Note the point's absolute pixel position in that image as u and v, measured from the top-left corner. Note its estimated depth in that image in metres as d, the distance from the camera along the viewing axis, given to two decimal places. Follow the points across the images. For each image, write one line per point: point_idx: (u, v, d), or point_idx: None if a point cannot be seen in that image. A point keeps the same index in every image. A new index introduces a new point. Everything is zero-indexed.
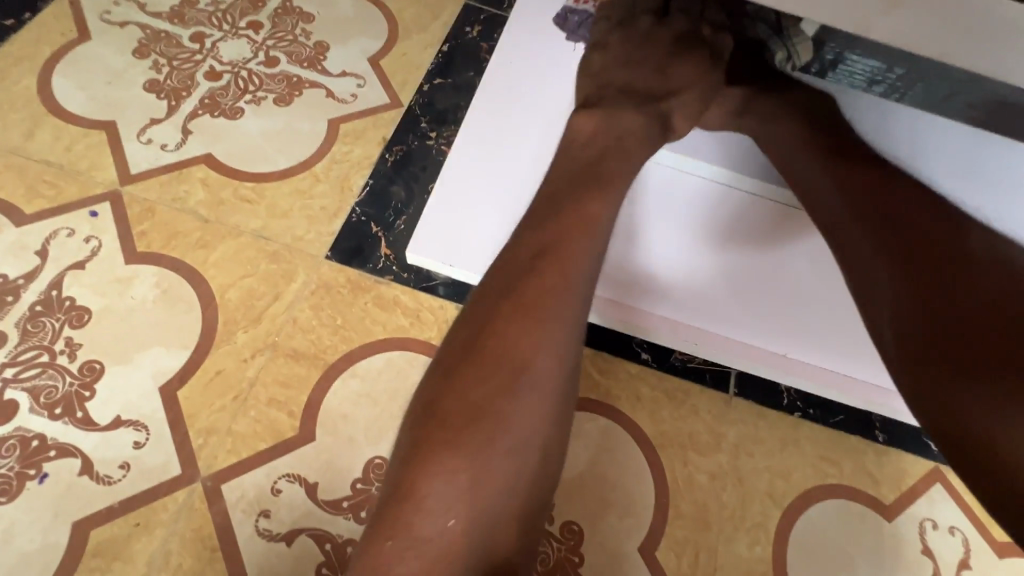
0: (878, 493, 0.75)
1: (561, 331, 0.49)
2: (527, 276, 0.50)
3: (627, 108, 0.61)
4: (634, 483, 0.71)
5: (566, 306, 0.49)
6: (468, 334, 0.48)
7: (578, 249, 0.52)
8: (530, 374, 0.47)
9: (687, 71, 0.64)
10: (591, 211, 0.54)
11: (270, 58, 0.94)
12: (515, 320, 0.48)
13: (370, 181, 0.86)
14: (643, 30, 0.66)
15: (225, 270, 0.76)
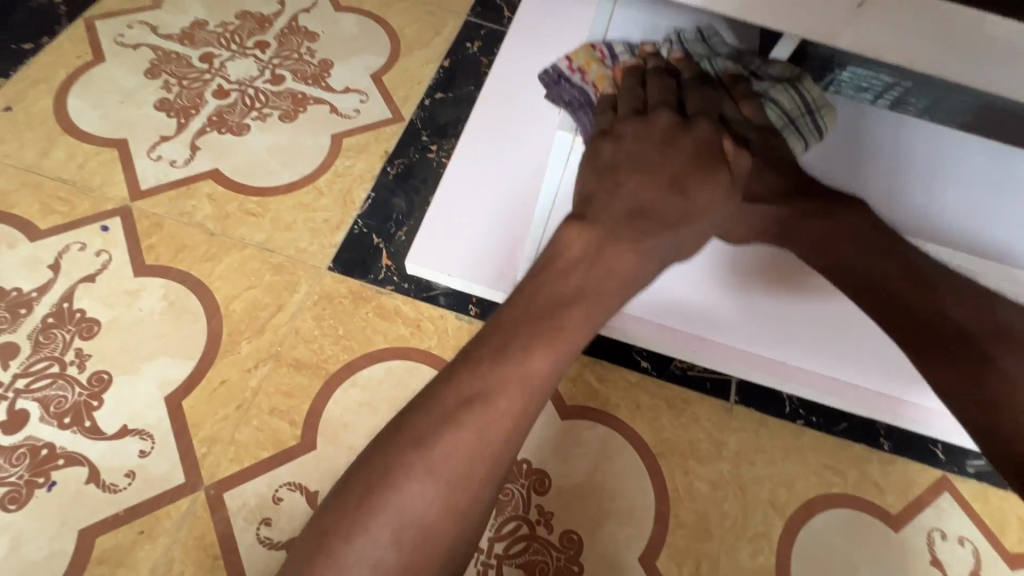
0: (884, 502, 0.74)
1: (464, 497, 0.37)
2: (441, 425, 0.38)
3: (629, 244, 0.46)
4: (633, 491, 0.71)
5: (475, 468, 0.38)
6: (382, 467, 0.37)
7: (511, 405, 0.39)
8: (408, 548, 0.36)
9: (710, 192, 0.48)
10: (538, 360, 0.40)
11: (276, 76, 0.97)
12: (432, 466, 0.37)
13: (372, 194, 0.88)
14: (655, 135, 0.49)
15: (230, 281, 0.78)
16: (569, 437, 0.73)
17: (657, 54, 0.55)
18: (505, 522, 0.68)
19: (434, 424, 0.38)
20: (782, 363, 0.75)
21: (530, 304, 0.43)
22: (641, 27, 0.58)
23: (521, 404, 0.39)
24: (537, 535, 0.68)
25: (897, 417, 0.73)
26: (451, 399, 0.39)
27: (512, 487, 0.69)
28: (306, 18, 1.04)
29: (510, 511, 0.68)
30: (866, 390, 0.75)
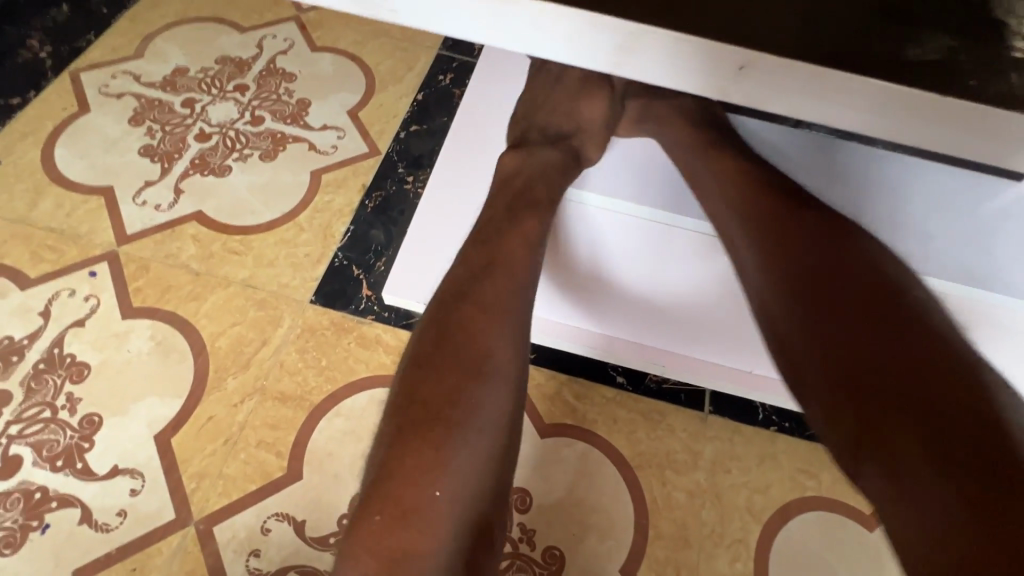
0: (858, 503, 0.76)
1: (513, 324, 0.50)
2: (466, 299, 0.50)
3: (546, 149, 0.62)
4: (612, 505, 0.73)
5: (514, 303, 0.51)
6: (434, 333, 0.48)
7: (520, 258, 0.54)
8: (491, 373, 0.46)
9: (593, 107, 0.64)
10: (527, 226, 0.56)
11: (256, 117, 1.01)
12: (478, 320, 0.49)
13: (351, 227, 0.91)
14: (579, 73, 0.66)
15: (215, 319, 0.81)
16: (549, 455, 0.75)
17: None
18: None
19: (460, 302, 0.50)
20: (753, 373, 0.76)
21: (501, 213, 0.57)
22: None
23: (528, 256, 0.54)
24: (520, 552, 0.70)
25: None
26: (462, 286, 0.51)
27: None
28: (284, 59, 1.09)
29: None
30: None
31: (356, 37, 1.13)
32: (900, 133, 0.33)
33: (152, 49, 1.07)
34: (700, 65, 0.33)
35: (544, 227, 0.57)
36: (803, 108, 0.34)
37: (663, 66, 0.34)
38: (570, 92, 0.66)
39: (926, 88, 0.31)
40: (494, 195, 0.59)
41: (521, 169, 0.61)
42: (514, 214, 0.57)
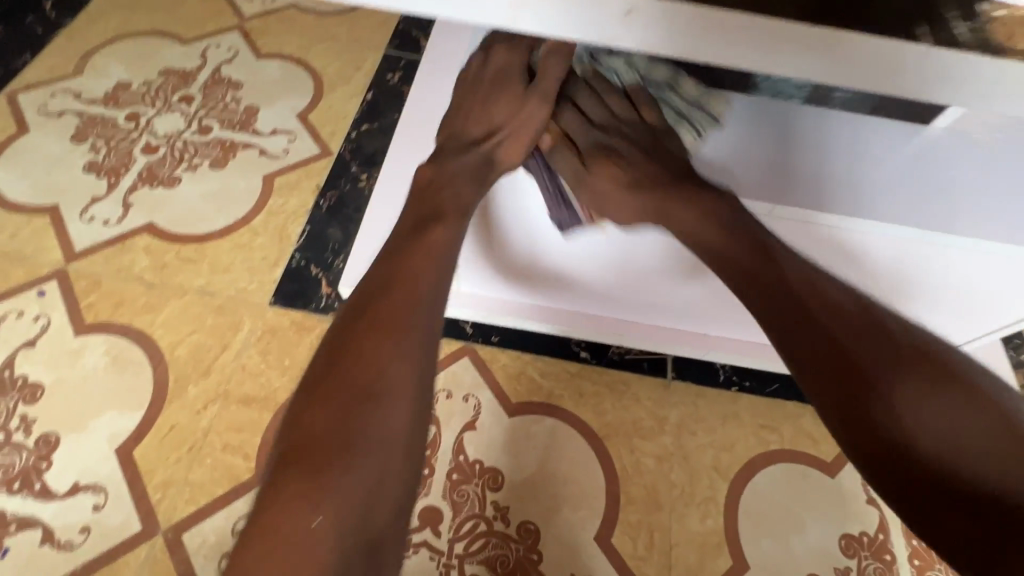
0: (819, 452, 0.79)
1: (411, 345, 0.49)
2: (364, 319, 0.50)
3: (460, 153, 0.61)
4: (583, 475, 0.74)
5: (412, 322, 0.50)
6: (331, 352, 0.49)
7: (421, 270, 0.54)
8: (386, 396, 0.46)
9: (505, 110, 0.62)
10: (431, 241, 0.56)
11: (203, 127, 1.00)
12: (369, 336, 0.49)
13: (307, 227, 0.91)
14: (494, 69, 0.63)
15: (172, 328, 0.80)
16: (518, 433, 0.76)
17: None
18: (463, 521, 0.70)
19: (358, 320, 0.50)
20: (705, 335, 0.80)
21: (403, 234, 0.57)
22: None
23: (429, 270, 0.54)
24: (495, 530, 0.70)
25: None
26: (362, 306, 0.51)
27: (466, 487, 0.72)
28: (229, 68, 1.08)
29: (466, 511, 0.71)
30: None
31: (302, 41, 1.13)
32: (770, 62, 0.38)
33: (92, 65, 1.05)
34: (589, 12, 0.37)
35: (449, 241, 0.56)
36: (683, 46, 0.38)
37: (556, 15, 0.38)
38: (494, 89, 0.62)
39: (784, 17, 0.36)
40: (409, 210, 0.59)
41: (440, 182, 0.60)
42: (419, 228, 0.57)
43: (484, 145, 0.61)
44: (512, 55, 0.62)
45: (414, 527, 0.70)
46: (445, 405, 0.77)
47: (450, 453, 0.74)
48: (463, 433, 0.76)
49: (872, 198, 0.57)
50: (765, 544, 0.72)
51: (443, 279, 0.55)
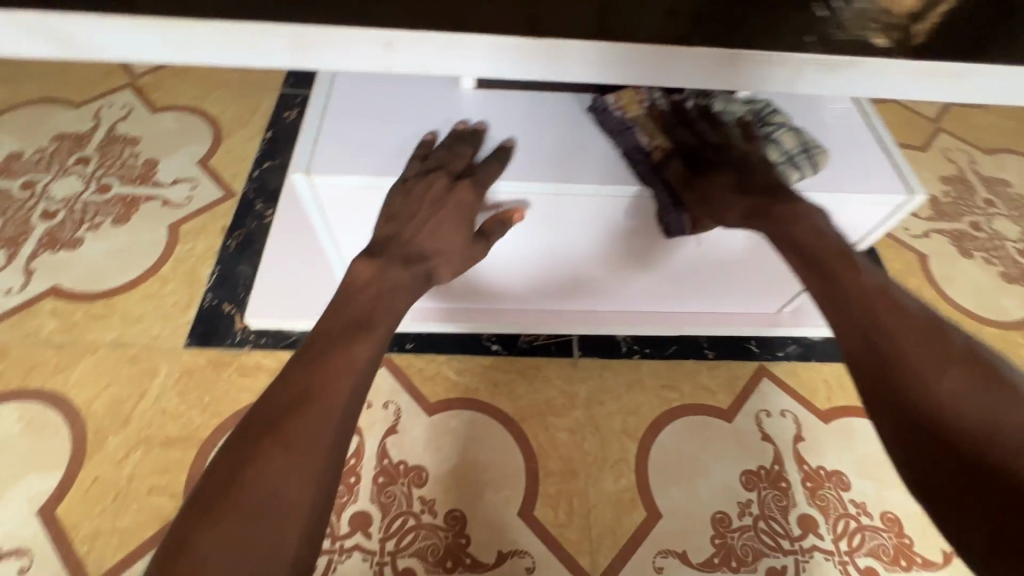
0: (716, 401, 0.87)
1: (316, 473, 0.41)
2: (270, 433, 0.41)
3: (399, 264, 0.55)
4: (503, 457, 0.79)
5: (318, 446, 0.42)
6: (223, 468, 0.40)
7: (341, 387, 0.45)
8: (271, 534, 0.38)
9: (449, 236, 0.57)
10: (356, 349, 0.47)
11: (103, 185, 1.02)
12: (266, 459, 0.40)
13: (217, 267, 0.94)
14: (456, 199, 0.57)
15: (86, 385, 0.81)
16: (439, 430, 0.81)
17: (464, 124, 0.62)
18: (393, 520, 0.74)
19: (265, 433, 0.42)
20: (593, 311, 0.90)
21: (331, 329, 0.49)
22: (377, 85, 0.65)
23: (351, 384, 0.45)
24: (424, 522, 0.74)
25: (697, 325, 0.90)
26: (272, 415, 0.42)
27: (393, 488, 0.76)
28: (124, 125, 1.10)
29: (395, 510, 0.75)
30: (676, 314, 0.91)
31: (196, 91, 1.17)
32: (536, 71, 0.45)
33: None
34: (360, 51, 0.42)
35: (377, 355, 0.49)
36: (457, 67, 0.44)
37: (332, 56, 0.42)
38: (456, 217, 0.57)
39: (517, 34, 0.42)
40: (336, 306, 0.51)
41: (373, 289, 0.53)
42: (349, 333, 0.49)
43: (426, 265, 0.57)
44: (477, 191, 0.58)
45: (346, 534, 0.73)
46: (367, 414, 0.81)
47: (375, 459, 0.78)
48: (386, 439, 0.80)
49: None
50: (674, 492, 0.79)
51: (366, 388, 0.47)
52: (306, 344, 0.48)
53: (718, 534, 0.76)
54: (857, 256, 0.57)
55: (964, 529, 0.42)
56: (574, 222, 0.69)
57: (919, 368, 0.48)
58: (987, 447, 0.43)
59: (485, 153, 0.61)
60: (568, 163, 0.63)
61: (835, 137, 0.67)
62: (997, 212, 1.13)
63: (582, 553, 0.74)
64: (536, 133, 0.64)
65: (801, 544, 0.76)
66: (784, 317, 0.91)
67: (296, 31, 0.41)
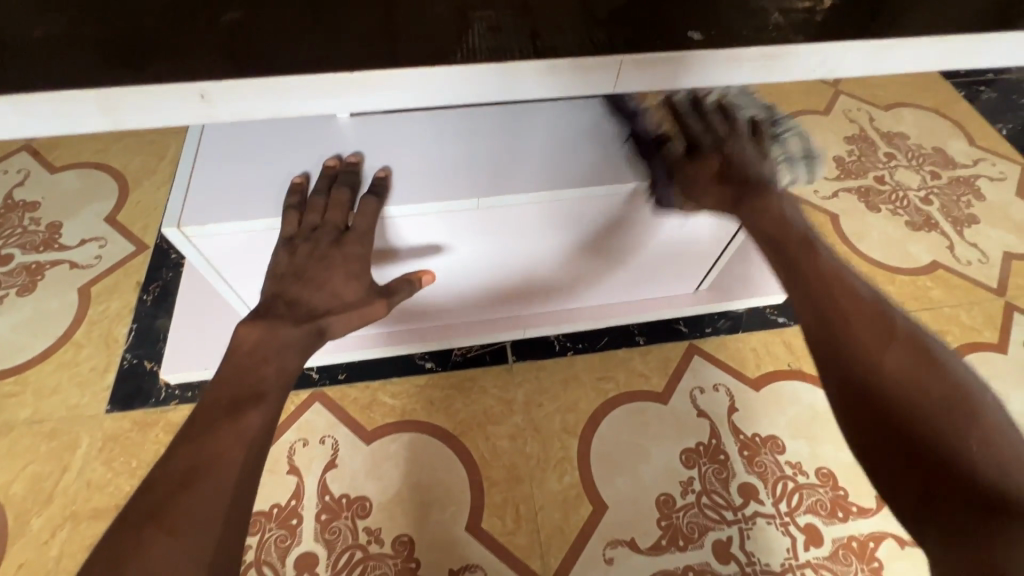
0: (651, 385, 0.88)
1: (208, 552, 0.41)
2: (152, 521, 0.41)
3: (289, 321, 0.56)
4: (447, 474, 0.79)
5: (210, 523, 0.42)
6: (104, 564, 0.40)
7: (232, 458, 0.46)
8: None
9: (342, 285, 0.59)
10: (245, 419, 0.49)
11: (4, 257, 0.97)
12: (151, 545, 0.40)
13: (134, 325, 0.91)
14: (344, 251, 0.58)
15: (3, 469, 0.77)
16: (379, 456, 0.80)
17: (342, 161, 0.62)
18: (340, 555, 0.73)
19: (146, 521, 0.41)
20: (519, 317, 0.90)
21: (218, 402, 0.50)
22: (250, 128, 0.64)
23: (241, 454, 0.47)
24: (371, 553, 0.74)
25: (621, 315, 0.91)
26: (156, 500, 0.43)
27: (337, 524, 0.75)
28: (22, 191, 1.06)
29: (341, 545, 0.74)
30: (602, 306, 0.92)
31: (97, 145, 1.13)
32: (393, 101, 0.41)
33: None
34: (181, 106, 0.38)
35: (268, 422, 0.50)
36: (306, 107, 0.40)
37: (148, 117, 0.39)
38: (345, 269, 0.58)
39: (339, 53, 0.39)
40: (222, 379, 0.52)
41: (260, 353, 0.54)
42: (235, 404, 0.50)
43: (319, 320, 0.57)
44: (365, 244, 0.59)
45: None
46: (304, 453, 0.80)
47: (316, 497, 0.77)
48: (326, 474, 0.79)
49: (609, 167, 0.65)
50: (617, 481, 0.80)
51: (258, 457, 0.48)
52: (189, 423, 0.49)
53: (664, 516, 0.78)
54: (812, 235, 0.59)
55: (903, 493, 0.42)
56: (521, 230, 0.69)
57: (860, 325, 0.48)
58: (923, 401, 0.43)
59: (363, 192, 0.60)
60: (488, 176, 0.63)
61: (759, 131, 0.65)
62: (899, 163, 1.19)
63: (533, 558, 0.74)
64: (423, 150, 0.64)
65: (744, 513, 0.78)
66: (704, 295, 0.93)
67: (104, 94, 0.37)
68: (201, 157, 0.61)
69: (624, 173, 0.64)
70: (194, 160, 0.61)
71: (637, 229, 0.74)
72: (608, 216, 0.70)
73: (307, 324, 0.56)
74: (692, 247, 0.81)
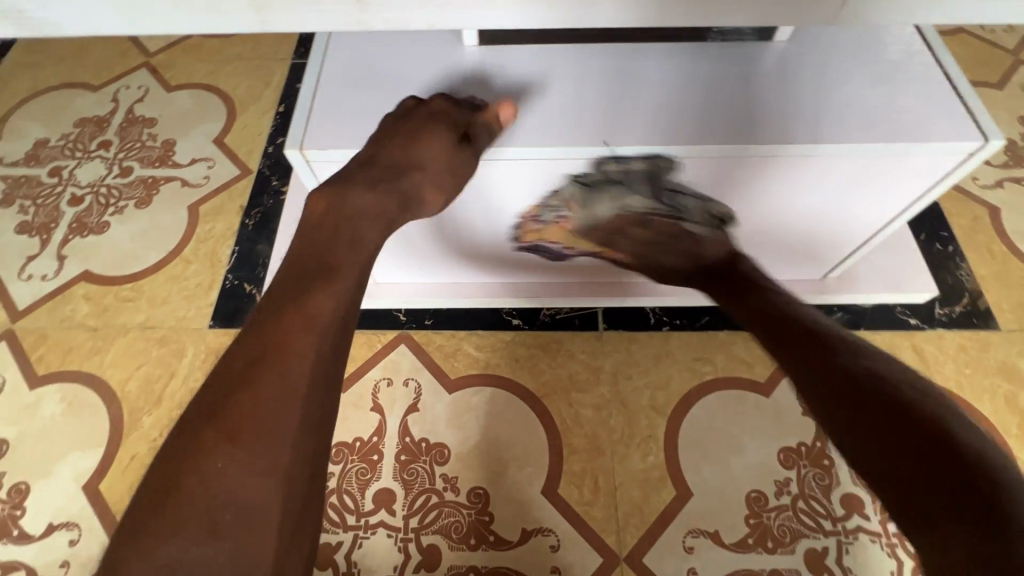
0: (752, 374, 0.81)
1: (280, 448, 0.42)
2: (218, 416, 0.42)
3: (364, 183, 0.54)
4: (527, 434, 0.77)
5: (275, 416, 0.43)
6: (174, 460, 0.41)
7: (297, 347, 0.45)
8: (241, 513, 0.40)
9: (432, 148, 0.56)
10: (315, 302, 0.48)
11: (124, 169, 1.02)
12: (219, 442, 0.41)
13: (236, 247, 0.93)
14: (430, 111, 0.56)
15: (121, 366, 0.84)
16: (460, 406, 0.79)
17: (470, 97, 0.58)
18: (416, 497, 0.74)
19: (210, 419, 0.42)
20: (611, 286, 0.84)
21: (287, 285, 0.49)
22: (376, 53, 0.60)
23: (311, 341, 0.46)
24: (447, 500, 0.74)
25: None
26: (218, 399, 0.43)
27: (416, 466, 0.76)
28: (141, 107, 1.10)
29: (418, 487, 0.75)
30: None
31: (210, 66, 1.14)
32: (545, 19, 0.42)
33: (8, 129, 1.08)
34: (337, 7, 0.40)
35: (338, 303, 0.49)
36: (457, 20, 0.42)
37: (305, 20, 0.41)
38: (432, 134, 0.55)
39: None
40: (297, 255, 0.51)
41: (332, 218, 0.52)
42: (301, 290, 0.48)
43: (396, 182, 0.55)
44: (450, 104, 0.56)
45: (370, 510, 0.74)
46: (387, 392, 0.81)
47: (397, 436, 0.78)
48: (408, 416, 0.79)
49: (764, 122, 0.56)
50: (706, 469, 0.75)
51: (331, 351, 0.47)
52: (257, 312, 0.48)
53: (754, 513, 0.72)
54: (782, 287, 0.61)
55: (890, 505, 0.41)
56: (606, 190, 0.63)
57: (835, 363, 0.49)
58: (907, 422, 0.43)
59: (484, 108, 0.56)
60: (611, 122, 0.56)
61: (903, 170, 0.58)
62: None
63: (608, 532, 0.72)
64: (547, 93, 0.58)
65: (845, 525, 0.72)
66: (830, 284, 0.83)
67: None
68: (323, 79, 0.59)
69: (783, 132, 0.55)
70: (316, 80, 0.59)
71: (762, 193, 0.63)
72: (730, 175, 0.60)
73: (376, 185, 0.54)
74: (827, 228, 0.71)
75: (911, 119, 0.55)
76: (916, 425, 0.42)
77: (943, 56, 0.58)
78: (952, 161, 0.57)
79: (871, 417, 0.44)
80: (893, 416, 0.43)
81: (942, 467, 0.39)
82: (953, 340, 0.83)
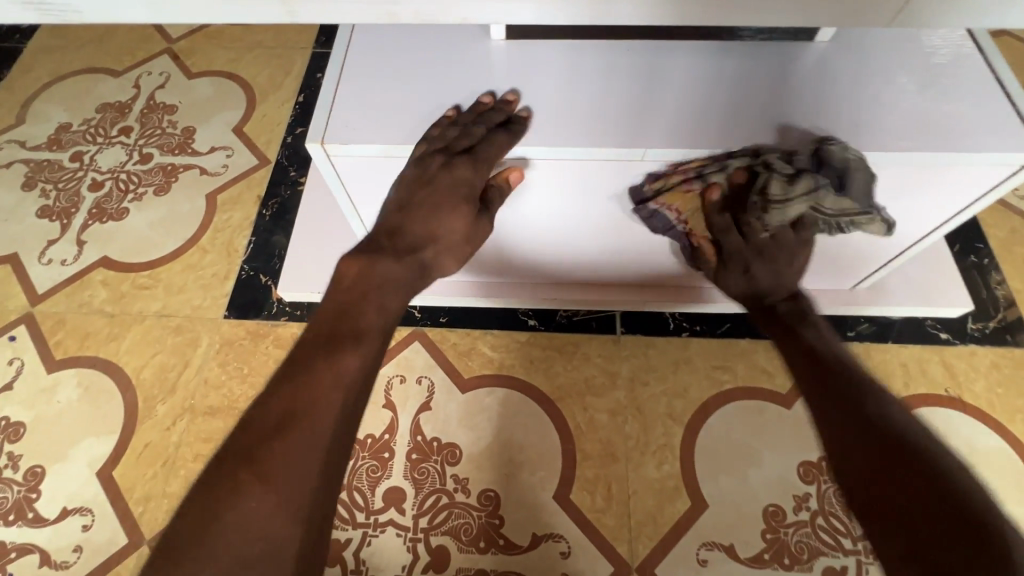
0: (774, 385, 0.78)
1: (306, 506, 0.42)
2: (248, 464, 0.42)
3: (391, 255, 0.55)
4: (540, 437, 0.76)
5: (302, 471, 0.42)
6: (201, 505, 0.40)
7: (327, 403, 0.45)
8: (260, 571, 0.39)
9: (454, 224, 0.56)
10: (344, 361, 0.47)
11: (144, 155, 1.02)
12: (247, 490, 0.41)
13: (252, 237, 0.93)
14: (451, 179, 0.55)
15: (136, 354, 0.84)
16: (473, 406, 0.78)
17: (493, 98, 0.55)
18: (426, 497, 0.73)
19: (240, 467, 0.42)
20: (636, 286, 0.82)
21: (316, 339, 0.49)
22: (399, 45, 0.59)
23: (339, 399, 0.46)
24: (457, 501, 0.73)
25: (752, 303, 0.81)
26: (247, 446, 0.43)
27: (427, 465, 0.75)
28: (163, 93, 1.09)
29: (428, 487, 0.74)
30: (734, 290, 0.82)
31: (231, 54, 1.14)
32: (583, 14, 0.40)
33: (31, 112, 1.08)
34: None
35: (366, 365, 0.49)
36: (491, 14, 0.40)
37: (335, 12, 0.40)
38: (452, 203, 0.56)
39: None
40: (323, 315, 0.51)
41: (359, 286, 0.53)
42: (332, 346, 0.48)
43: (420, 255, 0.56)
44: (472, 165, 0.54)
45: (380, 508, 0.73)
46: (400, 389, 0.80)
47: (408, 434, 0.77)
48: (420, 414, 0.78)
49: (799, 128, 0.54)
50: (722, 480, 0.73)
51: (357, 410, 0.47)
52: (286, 361, 0.48)
53: (771, 528, 0.71)
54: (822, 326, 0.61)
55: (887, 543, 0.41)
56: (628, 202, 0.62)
57: (853, 408, 0.50)
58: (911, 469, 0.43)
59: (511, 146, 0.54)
60: (640, 123, 0.54)
61: (945, 180, 0.56)
62: None
63: (620, 541, 0.71)
64: (575, 91, 0.56)
65: (865, 545, 0.70)
66: (858, 294, 0.81)
67: None
68: (346, 71, 0.57)
69: (820, 137, 0.53)
70: (338, 73, 0.57)
71: None
72: None
73: (404, 256, 0.56)
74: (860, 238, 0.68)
75: (957, 127, 0.53)
76: (923, 473, 0.42)
77: (995, 60, 0.55)
78: (1002, 172, 0.54)
79: (879, 461, 0.45)
80: (903, 462, 0.44)
81: (945, 516, 0.39)
82: (985, 357, 0.80)
